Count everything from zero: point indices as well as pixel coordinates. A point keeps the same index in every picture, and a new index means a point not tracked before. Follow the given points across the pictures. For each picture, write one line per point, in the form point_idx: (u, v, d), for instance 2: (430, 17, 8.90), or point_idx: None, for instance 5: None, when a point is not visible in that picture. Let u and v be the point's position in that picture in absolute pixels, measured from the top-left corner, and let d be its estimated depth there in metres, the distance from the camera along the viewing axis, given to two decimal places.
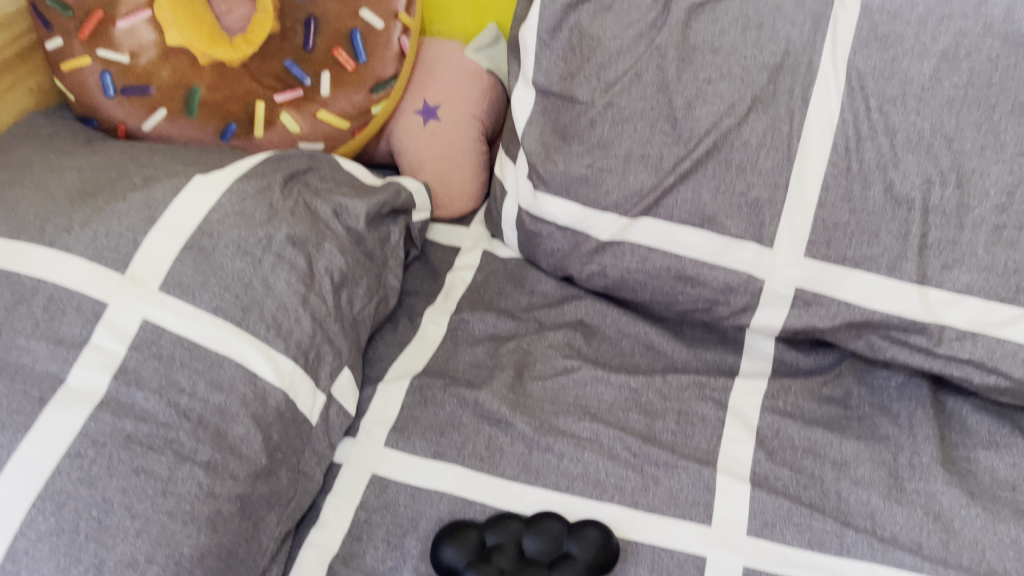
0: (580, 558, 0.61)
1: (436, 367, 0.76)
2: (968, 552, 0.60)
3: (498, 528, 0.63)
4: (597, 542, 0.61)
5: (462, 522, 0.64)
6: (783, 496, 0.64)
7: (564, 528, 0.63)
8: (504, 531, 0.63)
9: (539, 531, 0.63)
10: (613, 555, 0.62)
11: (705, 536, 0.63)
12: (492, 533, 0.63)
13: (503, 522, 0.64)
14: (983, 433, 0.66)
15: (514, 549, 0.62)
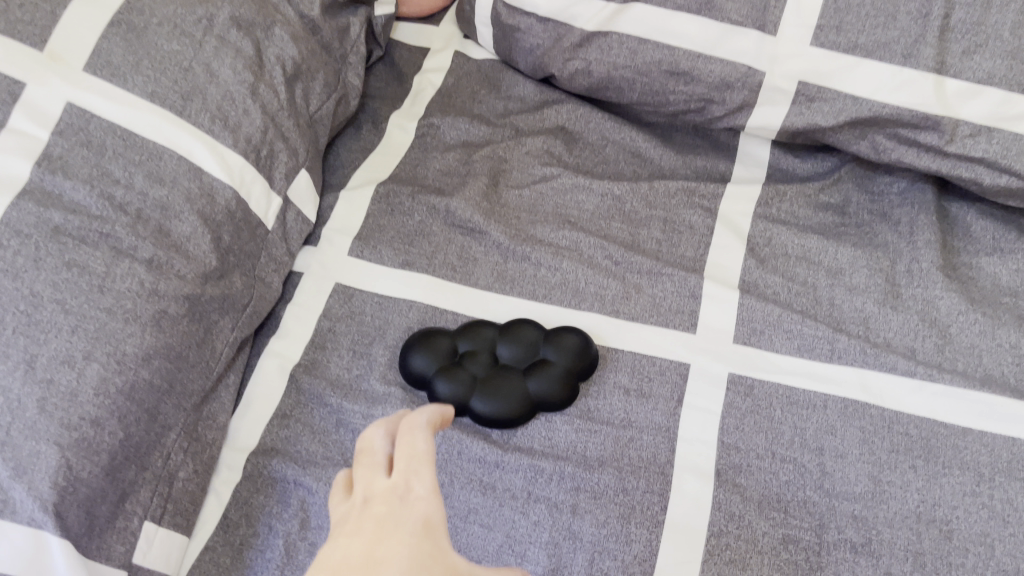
0: (557, 364, 0.57)
1: (403, 174, 0.70)
2: (964, 357, 0.57)
3: (470, 334, 0.60)
4: (575, 347, 0.58)
5: (431, 330, 0.60)
6: (774, 303, 0.60)
7: (540, 333, 0.59)
8: (474, 338, 0.60)
9: (514, 337, 0.59)
10: (591, 361, 0.58)
11: (689, 344, 0.60)
12: (462, 340, 0.60)
13: (476, 329, 0.60)
14: (987, 239, 0.62)
15: (486, 355, 0.59)
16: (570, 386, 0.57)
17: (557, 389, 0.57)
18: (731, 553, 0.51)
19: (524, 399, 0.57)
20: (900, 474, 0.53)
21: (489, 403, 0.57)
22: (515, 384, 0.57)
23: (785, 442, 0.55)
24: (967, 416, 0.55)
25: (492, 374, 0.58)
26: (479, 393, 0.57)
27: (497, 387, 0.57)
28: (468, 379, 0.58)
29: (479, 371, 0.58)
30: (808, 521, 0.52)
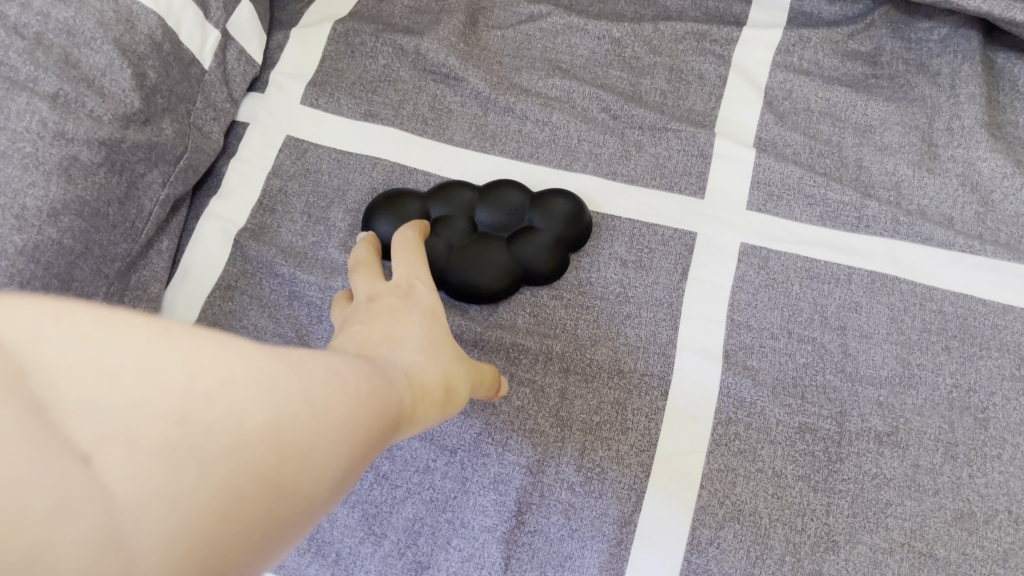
0: (545, 233, 0.50)
1: (366, 12, 0.60)
2: (1008, 227, 0.50)
3: (444, 198, 0.51)
4: (567, 214, 0.50)
5: (400, 191, 0.52)
6: (794, 164, 0.53)
7: (525, 198, 0.51)
8: (450, 202, 0.51)
9: (497, 201, 0.51)
10: (583, 231, 0.51)
11: (696, 209, 0.52)
12: (436, 204, 0.51)
13: (452, 189, 0.52)
14: None
15: (464, 221, 0.51)
16: (559, 259, 0.50)
17: (544, 262, 0.49)
18: (740, 444, 0.45)
19: (505, 271, 0.49)
20: (932, 356, 0.47)
21: (466, 273, 0.49)
22: (496, 255, 0.49)
23: (803, 320, 0.48)
24: (1009, 293, 0.48)
25: (470, 243, 0.50)
26: (454, 264, 0.49)
27: (476, 258, 0.49)
28: (441, 248, 0.50)
29: (455, 239, 0.50)
30: (828, 408, 0.46)
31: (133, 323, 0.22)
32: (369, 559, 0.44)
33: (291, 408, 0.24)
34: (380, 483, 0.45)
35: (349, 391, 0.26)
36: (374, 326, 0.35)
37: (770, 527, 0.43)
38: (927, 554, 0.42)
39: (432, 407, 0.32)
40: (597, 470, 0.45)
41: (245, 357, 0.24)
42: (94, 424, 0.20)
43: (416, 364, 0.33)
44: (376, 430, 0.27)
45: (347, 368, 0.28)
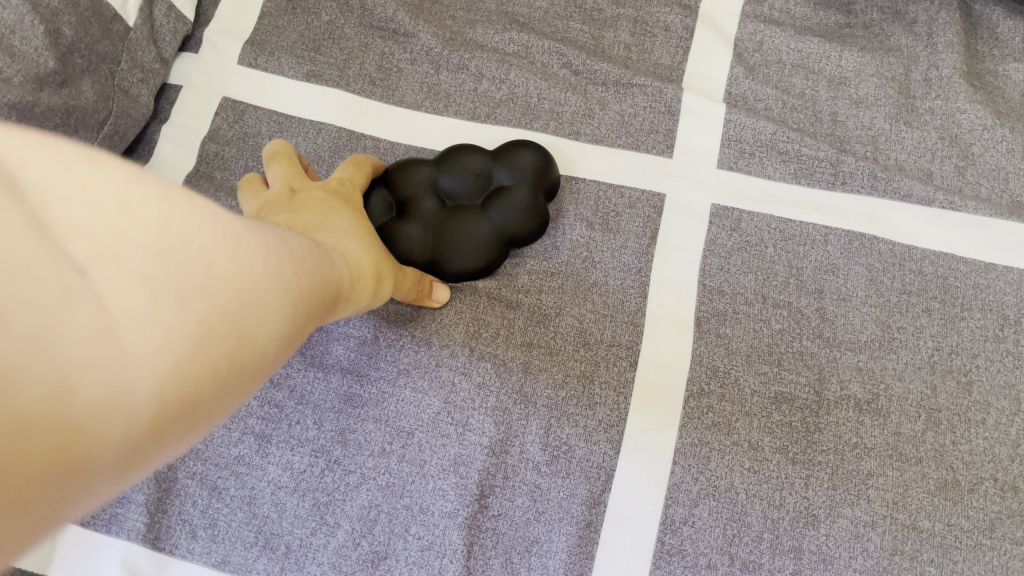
0: (522, 190, 0.45)
1: None
2: (988, 181, 0.48)
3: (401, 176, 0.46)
4: (535, 166, 0.46)
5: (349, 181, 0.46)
6: (766, 119, 0.50)
7: (486, 156, 0.47)
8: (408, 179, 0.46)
9: (458, 167, 0.46)
10: (551, 178, 0.47)
11: (664, 169, 0.49)
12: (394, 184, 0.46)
13: (410, 167, 0.46)
14: (1016, 42, 0.52)
15: (430, 196, 0.46)
16: (542, 214, 0.46)
17: (529, 221, 0.45)
18: (714, 415, 0.42)
19: (493, 241, 0.45)
20: (912, 318, 0.45)
21: (456, 258, 0.45)
22: (478, 224, 0.45)
23: (779, 284, 0.46)
24: (990, 250, 0.46)
25: (443, 217, 0.45)
26: (438, 247, 0.45)
27: (459, 234, 0.45)
28: (417, 231, 0.45)
29: (426, 217, 0.45)
30: (806, 375, 0.43)
31: (106, 164, 0.24)
32: (321, 551, 0.41)
33: (249, 260, 0.26)
34: (332, 469, 0.42)
35: (298, 260, 0.29)
36: (310, 212, 0.38)
37: (747, 503, 0.41)
38: (911, 526, 0.40)
39: (365, 293, 0.36)
40: (563, 448, 0.42)
41: (208, 212, 0.26)
42: (84, 242, 0.22)
43: (354, 250, 0.36)
44: (320, 301, 0.30)
45: (291, 239, 0.31)
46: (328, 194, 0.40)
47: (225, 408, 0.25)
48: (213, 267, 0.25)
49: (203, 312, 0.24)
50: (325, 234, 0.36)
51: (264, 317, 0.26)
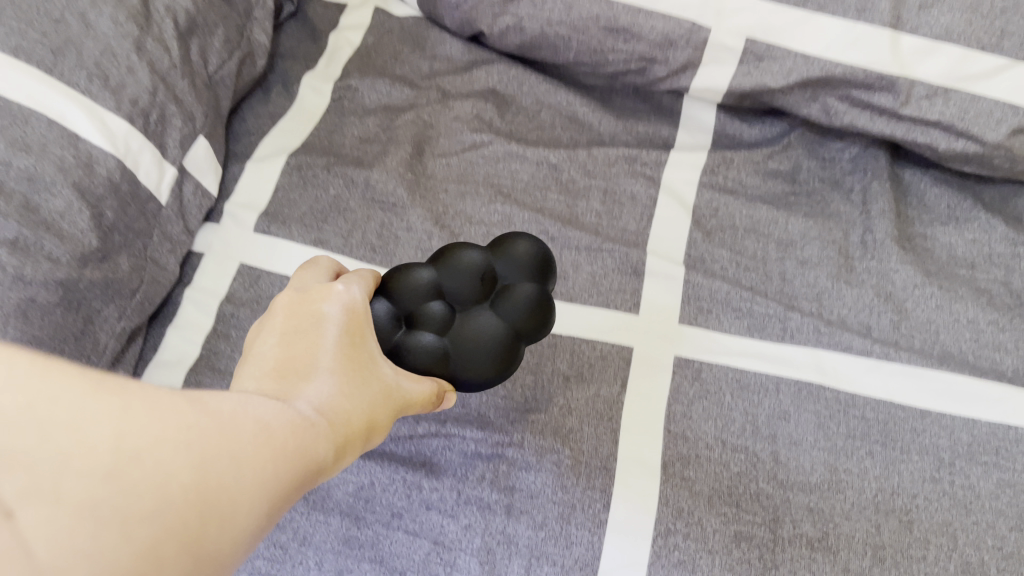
0: (531, 289, 0.48)
1: (317, 142, 0.64)
2: (921, 334, 0.54)
3: (407, 287, 0.46)
4: (536, 257, 0.48)
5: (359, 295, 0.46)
6: (721, 280, 0.56)
7: (486, 254, 0.48)
8: (419, 286, 0.46)
9: (457, 270, 0.47)
10: (551, 272, 0.50)
11: (631, 324, 0.55)
12: (404, 295, 0.46)
13: (410, 271, 0.47)
14: (941, 208, 0.59)
15: (434, 301, 0.47)
16: (550, 311, 0.48)
17: (541, 320, 0.48)
18: (679, 553, 0.47)
19: (512, 345, 0.47)
20: (857, 461, 0.49)
21: (462, 369, 0.46)
22: (496, 331, 0.46)
23: (736, 431, 0.51)
24: (925, 398, 0.51)
25: (459, 326, 0.47)
26: (461, 360, 0.46)
27: (483, 343, 0.46)
28: (438, 346, 0.46)
29: (444, 329, 0.46)
30: (762, 516, 0.48)
31: (66, 390, 0.27)
32: None
33: (202, 466, 0.28)
34: None
35: (263, 449, 0.31)
36: (305, 353, 0.38)
37: None
38: None
39: (351, 449, 0.37)
40: None
41: (164, 422, 0.28)
42: (25, 480, 0.25)
43: (336, 402, 0.37)
44: (287, 486, 0.31)
45: (267, 416, 0.32)
46: (327, 323, 0.40)
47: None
48: (170, 481, 0.27)
49: (156, 531, 0.26)
50: (317, 386, 0.37)
51: (219, 522, 0.28)
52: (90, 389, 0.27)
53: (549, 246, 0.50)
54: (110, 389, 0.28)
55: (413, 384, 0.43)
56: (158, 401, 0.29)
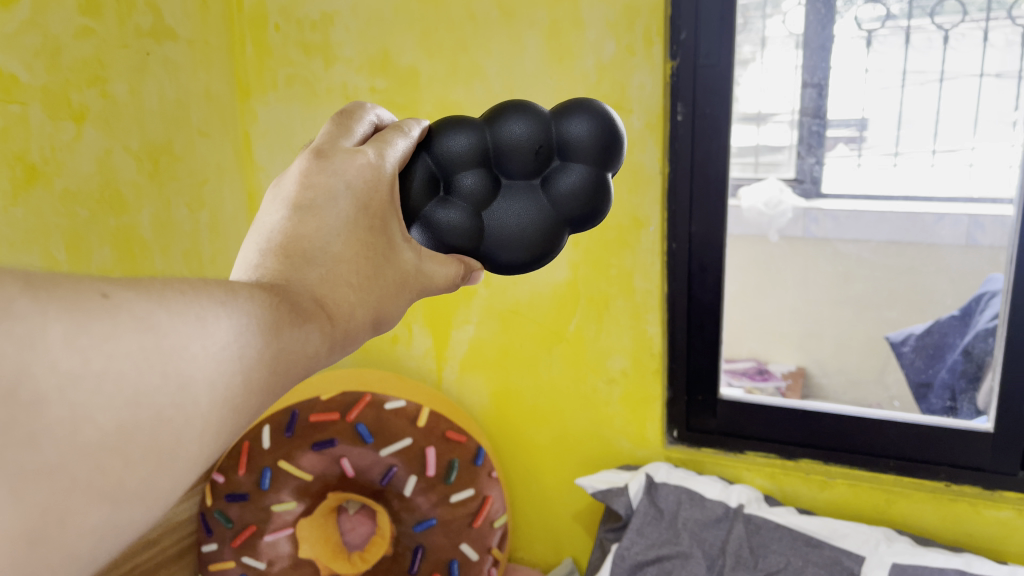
0: (585, 175, 0.52)
1: None
2: None
3: (468, 133, 0.51)
4: (598, 138, 0.51)
5: (414, 150, 0.50)
6: None
7: (552, 120, 0.53)
8: (467, 144, 0.51)
9: (516, 156, 0.51)
10: (615, 157, 0.53)
11: None
12: (456, 145, 0.51)
13: (474, 159, 0.51)
14: None
15: (486, 171, 0.52)
16: (601, 201, 0.53)
17: (589, 206, 0.52)
18: None
19: (552, 232, 0.52)
20: None
21: (502, 256, 0.52)
22: (541, 211, 0.52)
23: None
24: None
25: (503, 201, 0.52)
26: (494, 250, 0.52)
27: (519, 235, 0.52)
28: (476, 225, 0.51)
29: (487, 189, 0.52)
30: None
31: None
32: None
33: (126, 373, 0.27)
34: None
35: (223, 340, 0.30)
36: (309, 225, 0.37)
37: None
38: None
39: (353, 334, 0.37)
40: None
41: (87, 325, 0.26)
42: None
43: (335, 290, 0.37)
44: (252, 363, 0.31)
45: (244, 305, 0.31)
46: (338, 202, 0.38)
47: (125, 503, 0.27)
48: (79, 396, 0.25)
49: (67, 446, 0.25)
50: (311, 262, 0.36)
51: (155, 424, 0.27)
52: (19, 297, 0.25)
53: (619, 122, 0.53)
54: (32, 291, 0.25)
55: (439, 269, 0.45)
56: (88, 297, 0.27)
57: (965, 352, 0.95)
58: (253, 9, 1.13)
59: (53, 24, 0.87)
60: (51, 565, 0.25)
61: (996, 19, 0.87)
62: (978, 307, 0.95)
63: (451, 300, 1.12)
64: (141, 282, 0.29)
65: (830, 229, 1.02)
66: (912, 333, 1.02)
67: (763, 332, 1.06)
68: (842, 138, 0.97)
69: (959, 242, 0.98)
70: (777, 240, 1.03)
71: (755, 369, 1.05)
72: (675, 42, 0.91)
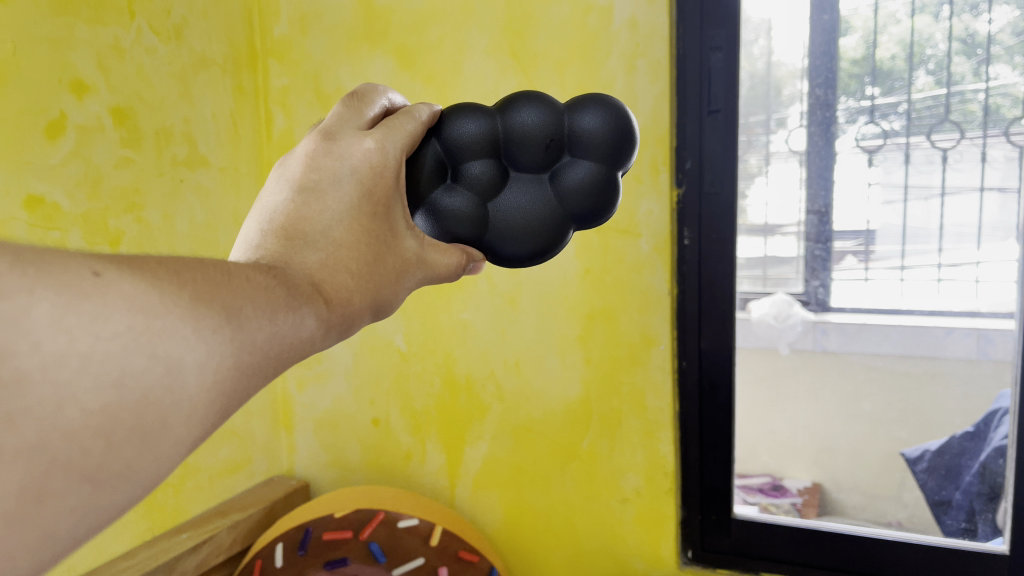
0: (592, 174, 0.55)
1: None
2: None
3: (480, 121, 0.53)
4: (609, 137, 0.54)
5: (425, 136, 0.52)
6: None
7: (563, 111, 0.55)
8: (478, 131, 0.53)
9: (526, 148, 0.54)
10: (626, 155, 0.55)
11: None
12: (467, 132, 0.53)
13: (484, 147, 0.54)
14: None
15: (495, 160, 0.55)
16: (606, 199, 0.55)
17: (594, 203, 0.55)
18: None
19: (554, 227, 0.55)
20: None
21: (504, 245, 0.55)
22: (545, 207, 0.55)
23: None
24: None
25: (510, 193, 0.55)
26: (496, 240, 0.55)
27: (521, 225, 0.55)
28: (480, 214, 0.54)
29: (494, 179, 0.55)
30: None
31: None
32: None
33: (111, 353, 0.28)
34: None
35: (213, 318, 0.31)
36: (311, 207, 0.40)
37: None
38: None
39: (351, 319, 0.40)
40: None
41: (76, 305, 0.27)
42: None
43: (333, 271, 0.39)
44: (245, 346, 0.33)
45: (239, 284, 0.34)
46: (341, 185, 0.42)
47: (106, 485, 0.28)
48: (64, 376, 0.26)
49: (50, 426, 0.26)
50: (311, 245, 0.39)
51: (139, 405, 0.28)
52: (8, 275, 0.26)
53: (632, 120, 0.55)
54: (23, 269, 0.26)
55: (442, 257, 0.48)
56: (80, 276, 0.28)
57: (979, 473, 0.95)
58: (281, 138, 1.21)
59: (97, 154, 0.93)
60: (29, 543, 0.26)
61: (993, 137, 0.90)
62: (991, 423, 0.94)
63: (466, 416, 1.13)
64: (135, 263, 0.31)
65: (841, 343, 1.01)
66: (927, 451, 0.98)
67: (776, 447, 1.04)
68: (850, 250, 0.99)
69: (970, 359, 0.95)
70: (788, 353, 1.02)
71: (770, 484, 1.04)
72: (681, 170, 0.95)
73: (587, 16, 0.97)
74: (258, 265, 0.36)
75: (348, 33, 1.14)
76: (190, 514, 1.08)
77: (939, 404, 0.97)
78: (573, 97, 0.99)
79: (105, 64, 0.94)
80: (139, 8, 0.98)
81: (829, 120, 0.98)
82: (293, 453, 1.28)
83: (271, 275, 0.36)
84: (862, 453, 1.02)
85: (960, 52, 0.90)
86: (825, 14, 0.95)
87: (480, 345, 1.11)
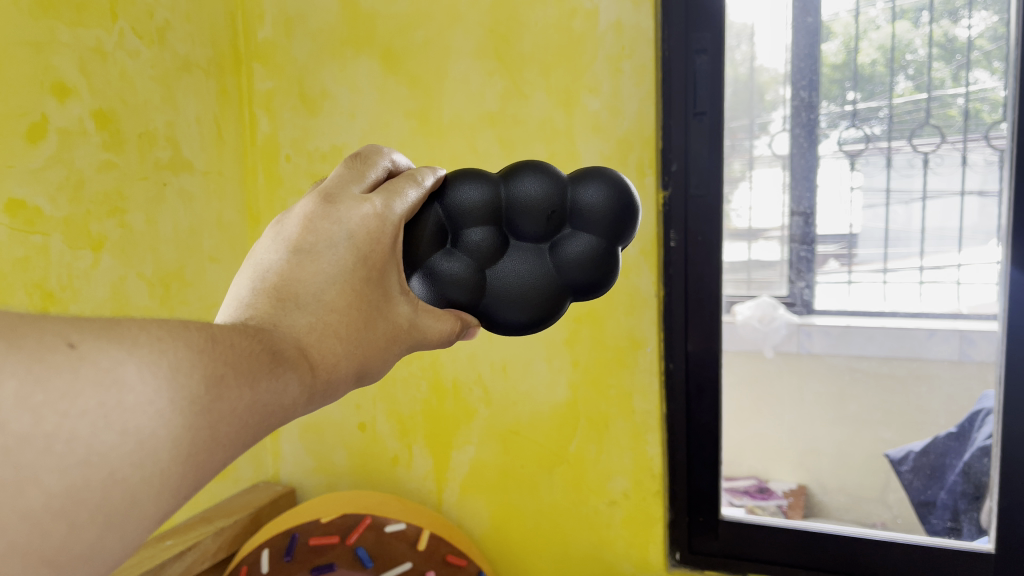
0: (593, 246, 0.55)
1: None
2: None
3: (483, 187, 0.54)
4: (611, 212, 0.54)
5: (426, 199, 0.52)
6: None
7: (566, 184, 0.55)
8: (480, 198, 0.53)
9: (527, 217, 0.54)
10: (627, 230, 0.55)
11: None
12: (469, 197, 0.53)
13: (486, 215, 0.54)
14: None
15: (497, 228, 0.55)
16: (605, 271, 0.55)
17: (593, 275, 0.55)
18: None
19: (551, 296, 0.55)
20: None
21: (501, 312, 0.55)
22: (543, 277, 0.55)
23: None
24: None
25: (507, 261, 0.55)
26: (492, 307, 0.55)
27: (517, 292, 0.54)
28: (477, 279, 0.54)
29: (494, 247, 0.54)
30: None
31: None
32: None
33: (80, 432, 0.27)
34: None
35: (193, 387, 0.30)
36: (305, 270, 0.39)
37: None
38: None
39: (334, 386, 0.39)
40: None
41: (46, 381, 0.26)
42: None
43: (320, 338, 0.38)
44: (223, 417, 0.32)
45: (223, 348, 0.33)
46: (338, 249, 0.41)
47: (66, 569, 0.27)
48: (27, 457, 0.26)
49: (9, 509, 0.25)
50: (301, 308, 0.38)
51: (104, 485, 0.28)
52: None
53: (635, 195, 0.55)
54: None
55: (434, 323, 0.47)
56: (54, 348, 0.27)
57: (964, 472, 0.95)
58: (265, 142, 1.20)
59: (78, 158, 0.93)
60: None
61: (973, 141, 0.90)
62: (975, 423, 0.94)
63: (452, 420, 1.13)
64: (116, 328, 0.29)
65: (825, 345, 1.04)
66: (911, 452, 1.00)
67: (761, 450, 1.04)
68: (832, 255, 1.01)
69: (953, 360, 0.97)
70: (772, 354, 1.03)
71: (756, 487, 1.04)
72: (666, 172, 0.95)
73: (572, 19, 0.97)
74: (244, 327, 0.35)
75: (332, 37, 1.13)
76: (175, 521, 1.07)
77: (918, 404, 1.00)
78: (559, 101, 1.00)
79: (87, 67, 0.93)
80: (121, 11, 0.98)
81: (811, 124, 0.99)
82: (278, 459, 1.28)
83: (258, 340, 0.35)
84: (845, 452, 1.03)
85: (940, 58, 0.92)
86: (809, 16, 0.96)
87: (468, 349, 1.10)
